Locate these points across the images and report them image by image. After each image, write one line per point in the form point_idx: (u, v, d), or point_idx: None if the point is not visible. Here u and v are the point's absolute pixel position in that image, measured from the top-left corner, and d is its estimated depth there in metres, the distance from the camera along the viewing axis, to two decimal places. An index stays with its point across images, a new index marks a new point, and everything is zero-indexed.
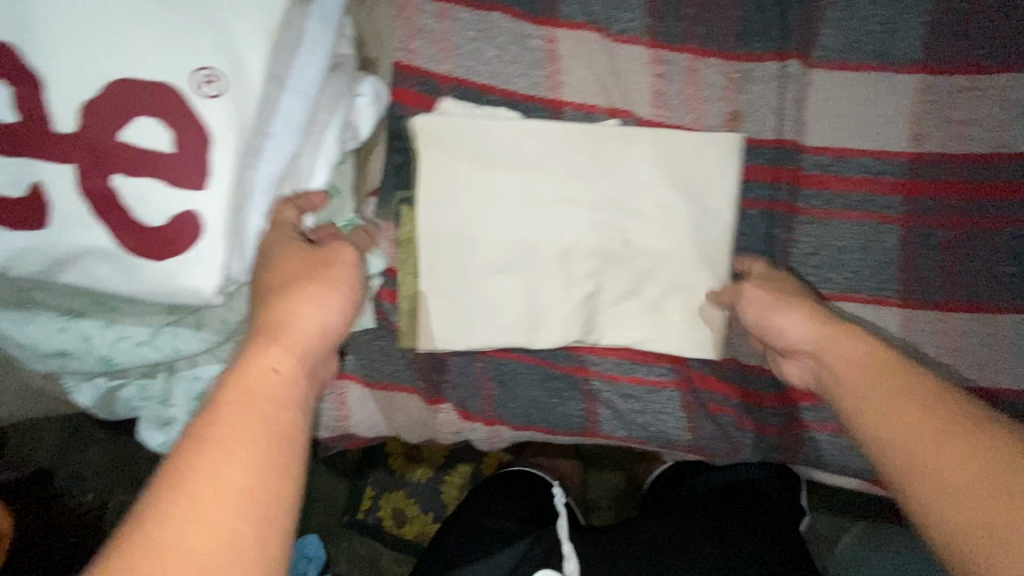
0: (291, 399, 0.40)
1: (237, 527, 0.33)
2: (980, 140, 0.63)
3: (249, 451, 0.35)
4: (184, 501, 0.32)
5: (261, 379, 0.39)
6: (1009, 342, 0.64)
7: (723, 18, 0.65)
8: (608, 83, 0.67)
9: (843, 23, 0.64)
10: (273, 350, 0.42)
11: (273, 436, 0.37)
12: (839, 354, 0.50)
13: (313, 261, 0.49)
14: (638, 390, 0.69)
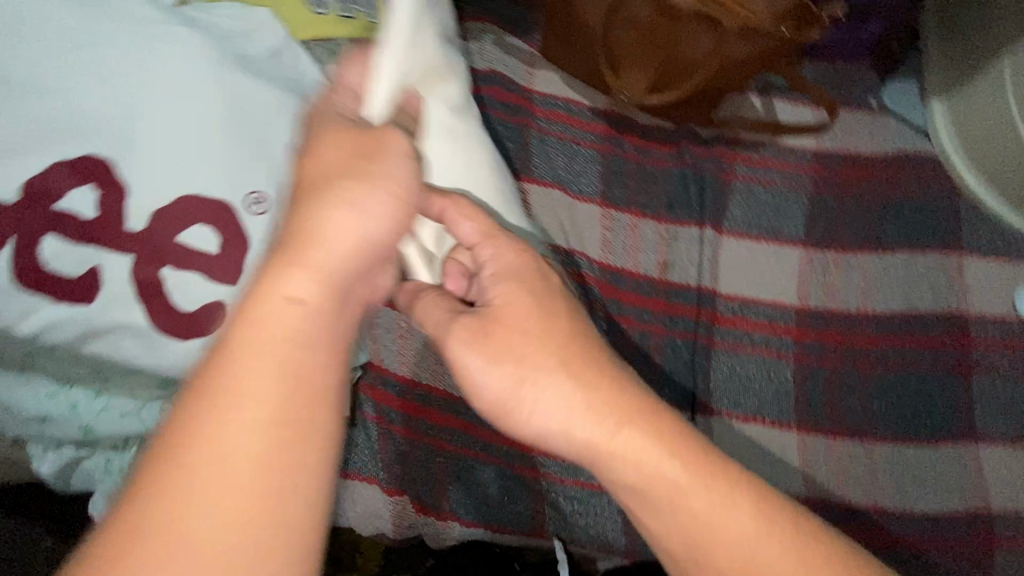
0: (301, 361, 0.38)
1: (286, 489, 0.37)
2: (849, 302, 0.82)
3: (275, 408, 0.37)
4: (187, 474, 0.35)
5: (229, 371, 0.37)
6: (884, 466, 0.76)
7: (656, 191, 0.86)
8: (568, 227, 0.84)
9: (744, 205, 0.85)
10: (297, 274, 0.39)
11: (302, 385, 0.38)
12: (644, 461, 0.50)
13: (355, 147, 0.43)
14: (580, 492, 0.77)
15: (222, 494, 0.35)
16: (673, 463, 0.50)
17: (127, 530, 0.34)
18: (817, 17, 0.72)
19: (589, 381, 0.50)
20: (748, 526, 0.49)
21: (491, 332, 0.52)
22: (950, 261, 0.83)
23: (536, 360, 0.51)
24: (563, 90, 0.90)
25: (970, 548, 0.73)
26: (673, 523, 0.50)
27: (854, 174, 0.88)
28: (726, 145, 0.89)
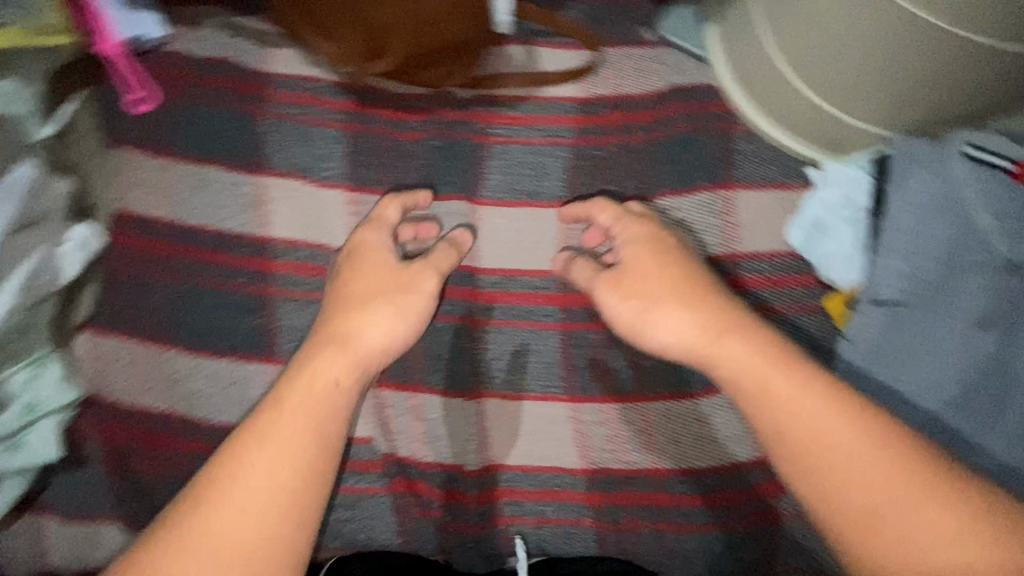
0: (288, 471, 0.55)
1: (280, 517, 0.53)
2: (614, 259, 0.77)
3: (269, 488, 0.54)
4: (260, 492, 0.54)
5: (305, 388, 0.59)
6: (658, 426, 0.75)
7: (410, 165, 0.79)
8: (309, 221, 0.77)
9: (502, 170, 0.79)
10: (335, 360, 0.62)
11: (299, 466, 0.55)
12: (817, 439, 0.54)
13: (397, 280, 0.69)
14: (347, 499, 0.75)
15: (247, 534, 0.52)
16: (744, 347, 0.59)
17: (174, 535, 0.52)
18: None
19: (688, 301, 0.63)
20: (840, 423, 0.53)
21: (640, 288, 0.65)
22: (718, 198, 0.78)
23: (722, 326, 0.61)
24: (303, 69, 0.81)
25: (736, 497, 0.75)
26: (750, 394, 0.58)
27: (618, 119, 0.81)
28: (483, 107, 0.82)
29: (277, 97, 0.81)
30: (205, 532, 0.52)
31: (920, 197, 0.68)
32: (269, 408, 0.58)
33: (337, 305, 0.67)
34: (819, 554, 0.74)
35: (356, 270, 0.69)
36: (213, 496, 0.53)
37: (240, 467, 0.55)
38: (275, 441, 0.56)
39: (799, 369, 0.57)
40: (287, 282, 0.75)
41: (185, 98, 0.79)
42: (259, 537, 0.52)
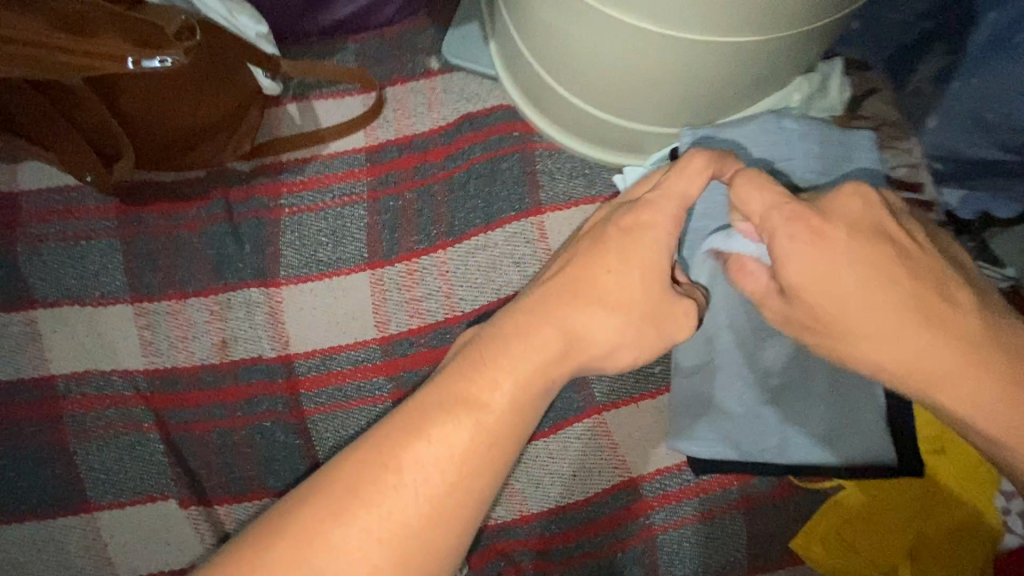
0: (454, 473, 0.44)
1: (450, 508, 0.43)
2: (432, 311, 0.73)
3: (437, 486, 0.43)
4: (404, 483, 0.43)
5: (505, 402, 0.45)
6: (516, 473, 0.72)
7: (197, 259, 0.73)
8: (94, 347, 0.70)
9: (296, 243, 0.74)
10: (543, 358, 0.46)
11: (461, 475, 0.44)
12: (936, 347, 0.48)
13: (647, 281, 0.48)
14: None
15: (377, 528, 0.42)
16: (901, 302, 0.48)
17: (303, 524, 0.42)
18: (173, 31, 0.57)
19: (866, 287, 0.48)
20: (943, 346, 0.48)
21: (825, 318, 0.50)
22: (529, 225, 0.75)
23: (897, 311, 0.48)
24: (56, 179, 0.74)
25: (612, 523, 0.72)
26: (891, 339, 0.48)
27: (410, 162, 0.77)
28: (266, 178, 0.76)
29: (31, 217, 0.73)
30: (365, 518, 0.42)
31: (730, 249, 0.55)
32: (466, 401, 0.45)
33: (574, 310, 0.48)
34: (704, 560, 0.72)
35: (581, 278, 0.48)
36: (374, 485, 0.42)
37: (395, 474, 0.43)
38: (464, 425, 0.44)
39: (941, 333, 0.47)
40: (80, 420, 0.68)
41: None
42: (405, 534, 0.42)
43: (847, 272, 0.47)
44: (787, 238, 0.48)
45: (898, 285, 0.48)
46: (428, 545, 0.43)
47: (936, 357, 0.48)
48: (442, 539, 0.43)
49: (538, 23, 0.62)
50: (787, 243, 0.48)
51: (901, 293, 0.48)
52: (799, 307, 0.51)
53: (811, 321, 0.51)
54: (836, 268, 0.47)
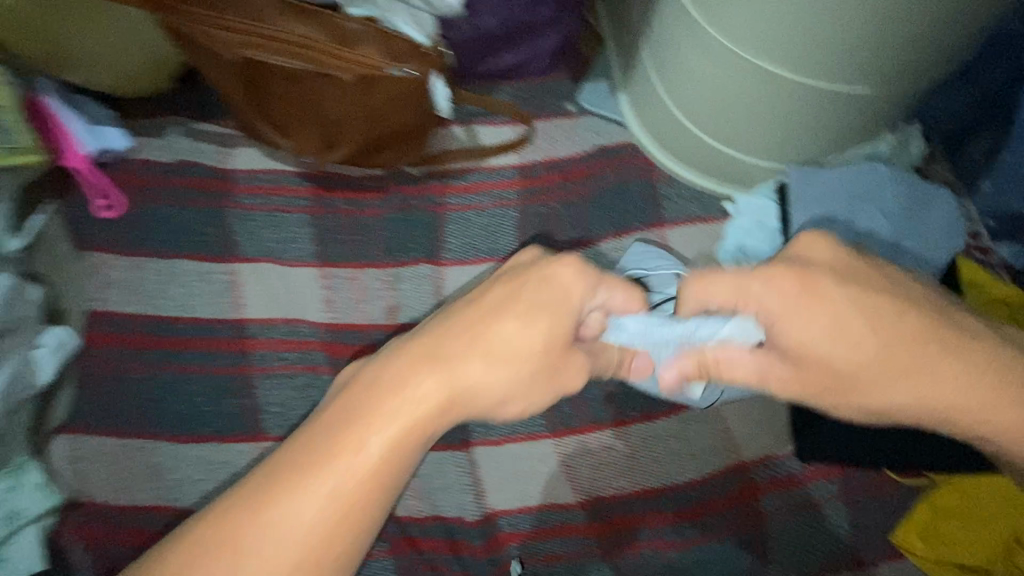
0: (355, 487, 0.46)
1: (352, 524, 0.47)
2: None
3: (335, 509, 0.46)
4: (320, 495, 0.46)
5: (419, 406, 0.48)
6: (640, 448, 0.79)
7: (375, 237, 0.87)
8: (284, 299, 0.81)
9: (459, 232, 0.87)
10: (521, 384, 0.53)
11: (350, 502, 0.46)
12: (947, 375, 0.51)
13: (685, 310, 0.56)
14: None
15: (292, 530, 0.45)
16: (902, 345, 0.50)
17: (247, 512, 0.45)
18: (431, 55, 0.73)
19: (864, 333, 0.50)
20: (957, 374, 0.50)
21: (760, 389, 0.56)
22: (653, 236, 0.89)
23: (894, 358, 0.50)
24: (265, 164, 0.89)
25: (728, 503, 0.78)
26: (902, 380, 0.51)
27: (553, 178, 0.92)
28: (435, 180, 0.91)
29: (240, 190, 0.87)
30: (297, 513, 0.45)
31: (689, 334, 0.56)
32: (377, 396, 0.48)
33: (485, 342, 0.51)
34: (812, 546, 0.77)
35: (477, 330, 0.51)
36: (310, 479, 0.46)
37: (337, 462, 0.46)
38: (399, 445, 0.48)
39: (944, 362, 0.50)
40: (267, 358, 0.77)
41: (151, 200, 0.83)
42: (340, 525, 0.46)
43: (853, 321, 0.50)
44: (761, 285, 0.51)
45: (901, 333, 0.50)
46: (319, 558, 0.46)
47: (951, 390, 0.51)
48: (328, 558, 0.46)
49: (700, 72, 0.79)
50: (774, 297, 0.51)
51: (901, 334, 0.50)
52: (813, 368, 0.53)
53: (829, 378, 0.53)
54: (845, 320, 0.50)
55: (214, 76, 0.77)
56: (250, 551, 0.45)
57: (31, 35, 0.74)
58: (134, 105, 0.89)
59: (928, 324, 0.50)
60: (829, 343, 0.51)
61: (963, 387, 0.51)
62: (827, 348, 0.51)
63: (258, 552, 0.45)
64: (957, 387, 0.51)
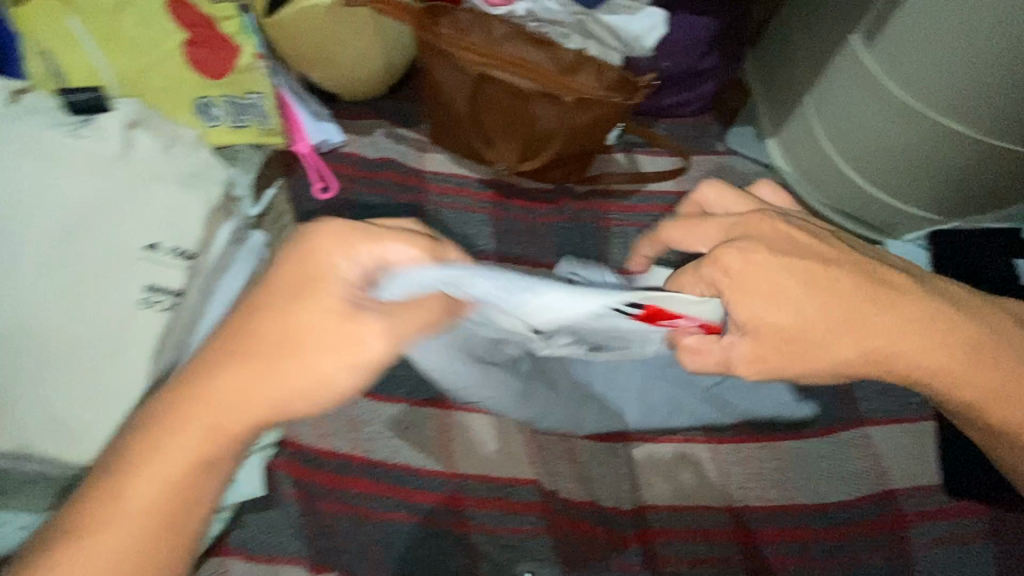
0: (189, 468, 0.48)
1: (181, 517, 0.48)
2: None
3: (155, 493, 0.47)
4: (126, 491, 0.47)
5: (315, 337, 0.49)
6: (790, 463, 0.85)
7: (548, 241, 0.95)
8: None
9: (623, 247, 0.97)
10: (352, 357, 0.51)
11: (192, 467, 0.48)
12: (867, 310, 0.57)
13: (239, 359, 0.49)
14: (513, 539, 0.78)
15: (134, 519, 0.47)
16: (812, 289, 0.57)
17: (95, 501, 0.47)
18: (640, 85, 0.83)
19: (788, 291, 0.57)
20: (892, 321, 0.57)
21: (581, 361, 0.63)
22: None
23: (810, 309, 0.57)
24: (454, 167, 1.00)
25: (876, 528, 0.81)
26: (812, 341, 0.57)
27: None
28: (601, 198, 1.01)
29: (432, 188, 0.98)
30: (115, 506, 0.46)
31: (506, 309, 0.56)
32: (251, 366, 0.49)
33: (317, 303, 0.49)
34: None
35: (319, 279, 0.50)
36: (143, 461, 0.47)
37: (166, 446, 0.48)
38: (198, 438, 0.48)
39: (898, 307, 0.58)
40: None
41: (360, 187, 0.95)
42: (168, 515, 0.47)
43: (772, 274, 0.57)
44: (736, 251, 0.58)
45: (829, 281, 0.58)
46: (163, 544, 0.48)
47: (898, 338, 0.57)
48: (179, 534, 0.48)
49: (872, 124, 0.88)
50: (745, 262, 0.58)
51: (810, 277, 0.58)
52: (771, 339, 0.57)
53: (788, 344, 0.57)
54: (771, 275, 0.57)
55: (440, 90, 0.90)
56: (129, 492, 0.47)
57: (306, 41, 0.89)
58: (347, 107, 1.02)
59: (843, 283, 0.58)
60: (784, 309, 0.57)
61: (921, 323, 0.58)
62: (781, 309, 0.57)
63: (165, 448, 0.48)
64: (930, 324, 0.58)
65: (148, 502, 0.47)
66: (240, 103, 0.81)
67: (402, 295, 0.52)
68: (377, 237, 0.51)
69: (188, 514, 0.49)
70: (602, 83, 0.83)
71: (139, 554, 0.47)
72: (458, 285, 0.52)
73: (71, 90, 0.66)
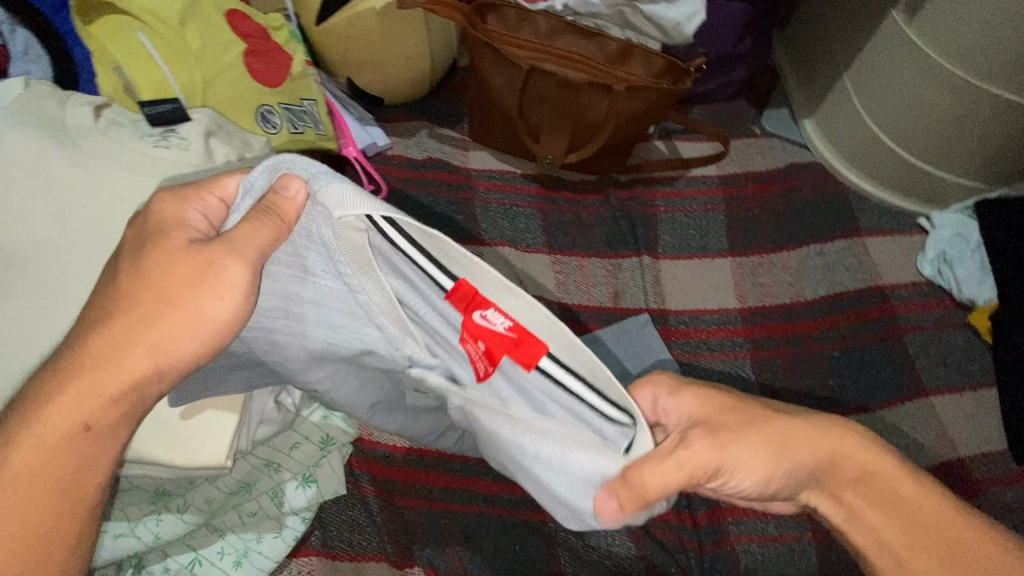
0: (59, 434, 0.48)
1: (95, 451, 0.49)
2: (781, 295, 0.92)
3: (41, 460, 0.47)
4: (48, 428, 0.47)
5: (172, 285, 0.48)
6: None
7: (596, 232, 0.97)
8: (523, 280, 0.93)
9: (673, 231, 0.97)
10: (212, 295, 0.48)
11: (120, 401, 0.49)
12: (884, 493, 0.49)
13: (196, 266, 0.48)
14: (588, 526, 0.78)
15: (28, 471, 0.47)
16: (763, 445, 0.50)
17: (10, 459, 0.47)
18: (688, 71, 0.85)
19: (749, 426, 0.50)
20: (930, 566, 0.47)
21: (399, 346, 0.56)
22: (854, 244, 0.95)
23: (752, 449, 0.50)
24: (497, 164, 1.02)
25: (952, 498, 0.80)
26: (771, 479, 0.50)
27: (753, 188, 1.01)
28: (645, 186, 1.02)
29: (479, 186, 1.00)
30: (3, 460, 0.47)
31: (328, 250, 0.47)
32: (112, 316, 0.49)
33: (157, 250, 0.49)
34: None
35: (168, 226, 0.50)
36: (39, 405, 0.48)
37: (51, 410, 0.47)
38: (75, 379, 0.48)
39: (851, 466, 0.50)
40: None
41: (410, 190, 0.97)
42: (56, 468, 0.47)
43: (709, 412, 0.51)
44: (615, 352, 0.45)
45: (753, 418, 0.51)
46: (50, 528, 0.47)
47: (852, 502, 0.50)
48: (75, 508, 0.48)
49: (913, 98, 0.89)
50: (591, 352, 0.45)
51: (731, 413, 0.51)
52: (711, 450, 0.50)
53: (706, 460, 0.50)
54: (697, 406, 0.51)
55: (487, 86, 0.92)
56: (34, 431, 0.47)
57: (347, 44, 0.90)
58: (390, 111, 1.04)
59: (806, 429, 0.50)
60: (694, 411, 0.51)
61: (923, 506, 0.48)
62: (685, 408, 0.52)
63: (33, 430, 0.47)
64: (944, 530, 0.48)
65: (42, 454, 0.47)
66: (295, 110, 0.84)
67: (243, 207, 0.49)
68: (220, 180, 0.51)
69: (109, 436, 0.49)
70: (650, 70, 0.85)
71: (58, 506, 0.47)
72: (253, 190, 0.47)
73: (150, 103, 0.67)
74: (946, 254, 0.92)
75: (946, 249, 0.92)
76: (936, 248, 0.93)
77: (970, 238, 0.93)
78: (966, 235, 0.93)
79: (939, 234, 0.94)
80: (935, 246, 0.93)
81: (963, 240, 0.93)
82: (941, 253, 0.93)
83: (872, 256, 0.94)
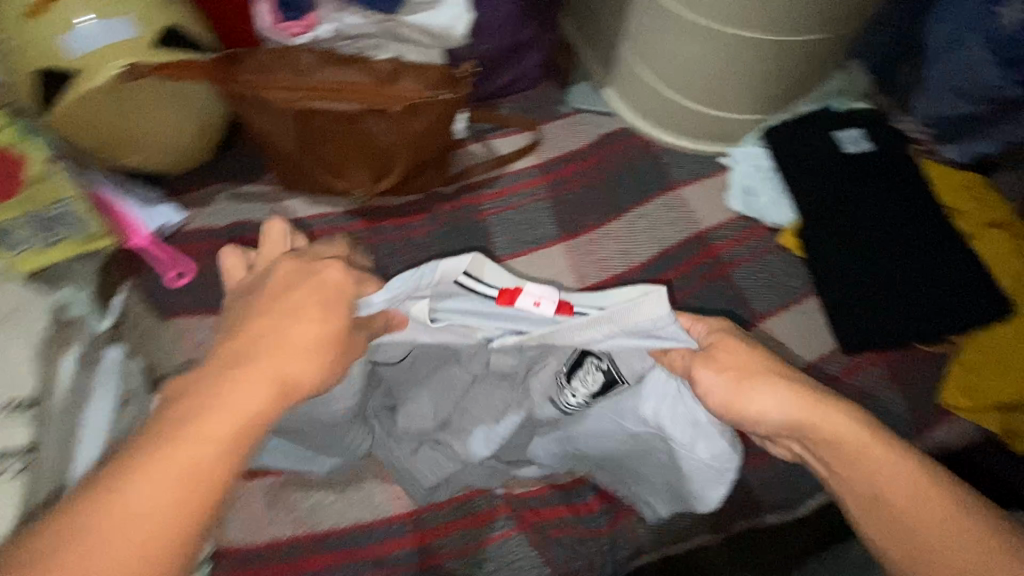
0: (184, 469, 0.40)
1: (190, 505, 0.39)
2: (618, 266, 0.95)
3: (169, 504, 0.39)
4: (144, 472, 0.39)
5: (288, 342, 0.48)
6: None
7: (430, 253, 0.95)
8: None
9: (504, 232, 0.97)
10: (239, 393, 0.44)
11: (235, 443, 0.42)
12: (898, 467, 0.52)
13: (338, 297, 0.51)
14: (485, 551, 0.78)
15: (103, 540, 0.37)
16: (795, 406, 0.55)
17: (100, 505, 0.38)
18: (463, 78, 0.84)
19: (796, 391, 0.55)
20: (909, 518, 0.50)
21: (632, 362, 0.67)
22: (671, 198, 1.00)
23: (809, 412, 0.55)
24: (311, 208, 0.96)
25: None
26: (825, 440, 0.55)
27: (573, 168, 1.03)
28: (469, 192, 1.00)
29: (298, 237, 0.93)
30: (117, 506, 0.38)
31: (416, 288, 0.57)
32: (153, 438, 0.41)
33: (313, 286, 0.51)
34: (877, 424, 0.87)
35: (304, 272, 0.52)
36: None
37: (168, 442, 0.41)
38: (189, 420, 0.42)
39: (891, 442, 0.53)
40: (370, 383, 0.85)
41: (219, 262, 0.89)
42: None
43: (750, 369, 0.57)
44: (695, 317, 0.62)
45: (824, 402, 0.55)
46: None
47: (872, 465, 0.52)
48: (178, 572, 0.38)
49: (681, 52, 0.93)
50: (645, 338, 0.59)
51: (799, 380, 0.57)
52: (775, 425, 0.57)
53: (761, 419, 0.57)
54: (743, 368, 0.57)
55: (271, 135, 0.87)
56: None
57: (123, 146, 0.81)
58: (177, 181, 0.94)
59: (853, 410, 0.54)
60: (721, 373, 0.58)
61: (923, 491, 0.50)
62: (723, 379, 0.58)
63: None
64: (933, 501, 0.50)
65: (75, 555, 0.36)
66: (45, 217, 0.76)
67: (391, 292, 0.55)
68: (285, 270, 0.52)
69: (204, 513, 0.40)
70: (426, 82, 0.82)
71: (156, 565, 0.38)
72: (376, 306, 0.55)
73: None
74: (744, 188, 1.00)
75: (743, 184, 1.00)
76: (735, 185, 1.01)
77: (762, 167, 1.01)
78: (757, 164, 1.01)
79: (735, 171, 1.02)
80: (734, 183, 1.01)
81: (755, 171, 1.01)
82: (741, 188, 1.00)
83: (689, 206, 1.00)
